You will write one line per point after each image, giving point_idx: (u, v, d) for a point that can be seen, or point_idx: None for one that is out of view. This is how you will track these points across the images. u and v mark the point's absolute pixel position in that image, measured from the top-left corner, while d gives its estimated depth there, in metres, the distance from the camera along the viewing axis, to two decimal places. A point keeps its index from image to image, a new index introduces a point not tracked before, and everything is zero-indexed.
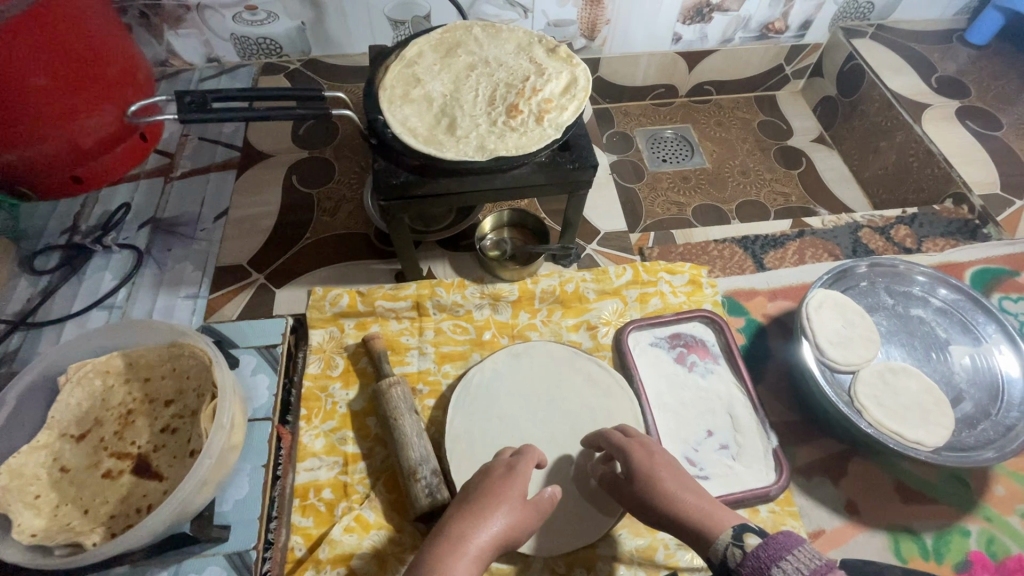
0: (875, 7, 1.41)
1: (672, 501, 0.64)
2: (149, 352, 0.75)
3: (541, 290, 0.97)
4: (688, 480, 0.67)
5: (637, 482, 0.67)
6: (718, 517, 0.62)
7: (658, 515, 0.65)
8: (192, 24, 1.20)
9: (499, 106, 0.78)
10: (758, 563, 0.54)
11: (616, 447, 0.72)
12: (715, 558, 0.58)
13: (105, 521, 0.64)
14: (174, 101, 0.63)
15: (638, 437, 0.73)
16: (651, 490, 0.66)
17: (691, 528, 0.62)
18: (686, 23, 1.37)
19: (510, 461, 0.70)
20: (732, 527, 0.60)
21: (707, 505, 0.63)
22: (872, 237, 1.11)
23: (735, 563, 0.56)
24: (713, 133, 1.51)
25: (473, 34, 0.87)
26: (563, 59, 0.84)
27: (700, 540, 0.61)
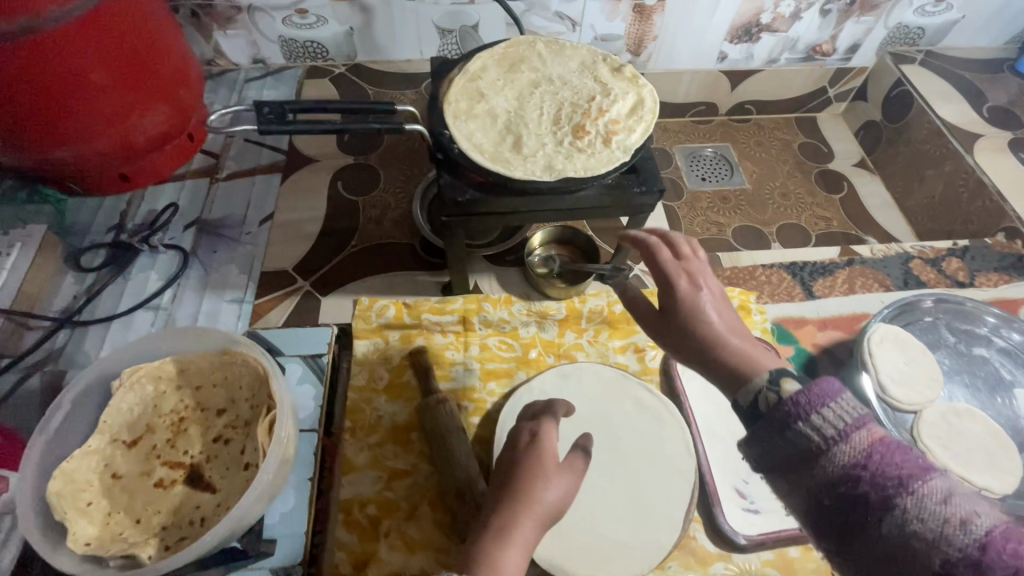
0: (925, 33, 1.39)
1: (715, 342, 0.50)
2: (200, 358, 0.74)
3: (589, 309, 0.95)
4: (736, 318, 0.53)
5: (677, 317, 0.53)
6: (761, 359, 0.48)
7: (686, 348, 0.52)
8: (241, 25, 1.19)
9: (564, 126, 0.78)
10: (790, 410, 0.42)
11: (661, 269, 0.56)
12: (743, 401, 0.46)
13: (158, 533, 0.63)
14: (256, 111, 0.73)
15: (693, 261, 0.56)
16: (694, 329, 0.52)
17: (721, 365, 0.49)
18: (733, 42, 1.35)
19: (535, 426, 0.62)
20: (769, 371, 0.46)
21: (756, 348, 0.49)
22: (923, 268, 1.09)
23: (766, 408, 0.44)
24: (753, 153, 1.47)
25: (536, 51, 0.87)
26: (629, 79, 0.84)
27: (730, 379, 0.48)
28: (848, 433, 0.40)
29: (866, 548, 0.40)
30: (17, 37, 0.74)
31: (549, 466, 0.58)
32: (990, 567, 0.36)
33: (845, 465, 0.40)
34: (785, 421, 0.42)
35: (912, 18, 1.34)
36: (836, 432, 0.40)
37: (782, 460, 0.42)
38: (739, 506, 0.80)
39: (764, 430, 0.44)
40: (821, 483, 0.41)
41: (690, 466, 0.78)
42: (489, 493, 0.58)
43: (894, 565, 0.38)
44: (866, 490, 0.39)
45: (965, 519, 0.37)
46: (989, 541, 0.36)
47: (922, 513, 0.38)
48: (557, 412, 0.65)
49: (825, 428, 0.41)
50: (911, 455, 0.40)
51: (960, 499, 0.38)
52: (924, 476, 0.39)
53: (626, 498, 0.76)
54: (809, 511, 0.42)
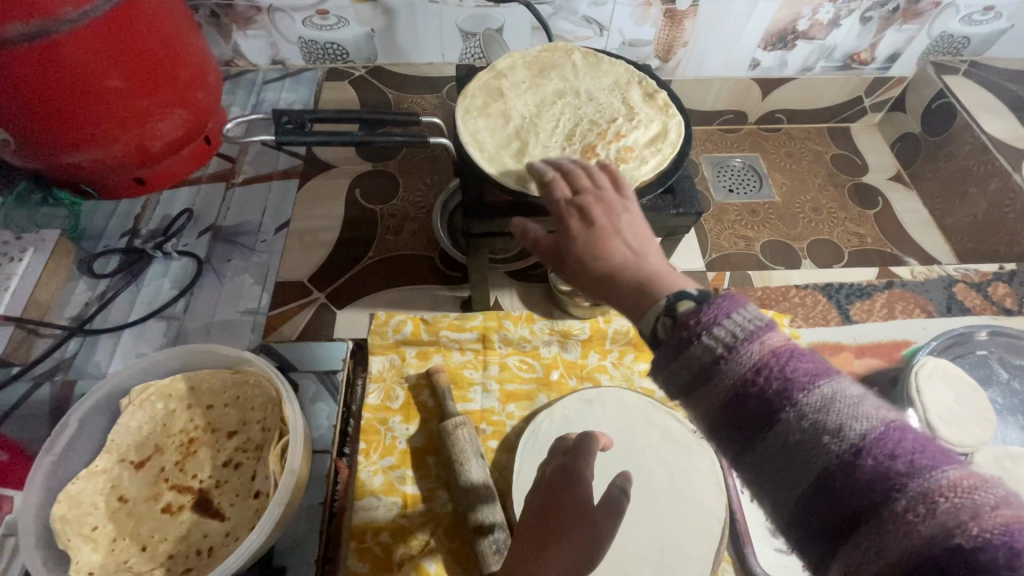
0: (970, 42, 1.27)
1: (613, 270, 0.48)
2: (212, 377, 0.73)
3: (614, 330, 0.91)
4: (649, 245, 0.50)
5: (576, 250, 0.51)
6: (670, 286, 0.44)
7: (586, 280, 0.49)
8: (261, 25, 1.17)
9: (576, 142, 0.74)
10: (685, 330, 0.39)
11: (560, 207, 0.55)
12: (645, 330, 0.43)
13: (163, 562, 0.62)
14: (274, 122, 0.72)
15: (590, 193, 0.55)
16: (593, 257, 0.49)
17: (628, 293, 0.46)
18: (767, 49, 1.25)
19: (565, 462, 0.57)
20: (668, 296, 0.42)
21: (653, 269, 0.46)
22: (968, 293, 1.04)
23: (663, 335, 0.40)
24: (784, 164, 1.34)
25: (571, 61, 0.84)
26: (659, 107, 0.78)
27: (633, 307, 0.45)
28: (738, 346, 0.36)
29: (753, 460, 0.36)
30: (31, 39, 0.71)
31: (583, 509, 0.52)
32: (862, 472, 0.33)
33: (735, 381, 0.36)
34: (678, 342, 0.39)
35: (957, 26, 1.23)
36: (727, 346, 0.37)
37: (677, 381, 0.39)
38: (770, 546, 0.76)
39: (662, 355, 0.40)
40: (710, 400, 0.37)
41: (719, 503, 0.74)
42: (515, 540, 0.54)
43: (779, 475, 0.35)
44: (754, 404, 0.36)
45: (843, 425, 0.34)
46: (864, 446, 0.33)
47: (803, 423, 0.34)
48: (592, 447, 0.58)
49: (718, 342, 0.37)
50: (804, 364, 0.36)
51: (844, 405, 0.34)
52: (809, 385, 0.35)
53: (652, 536, 0.72)
54: (708, 427, 0.39)
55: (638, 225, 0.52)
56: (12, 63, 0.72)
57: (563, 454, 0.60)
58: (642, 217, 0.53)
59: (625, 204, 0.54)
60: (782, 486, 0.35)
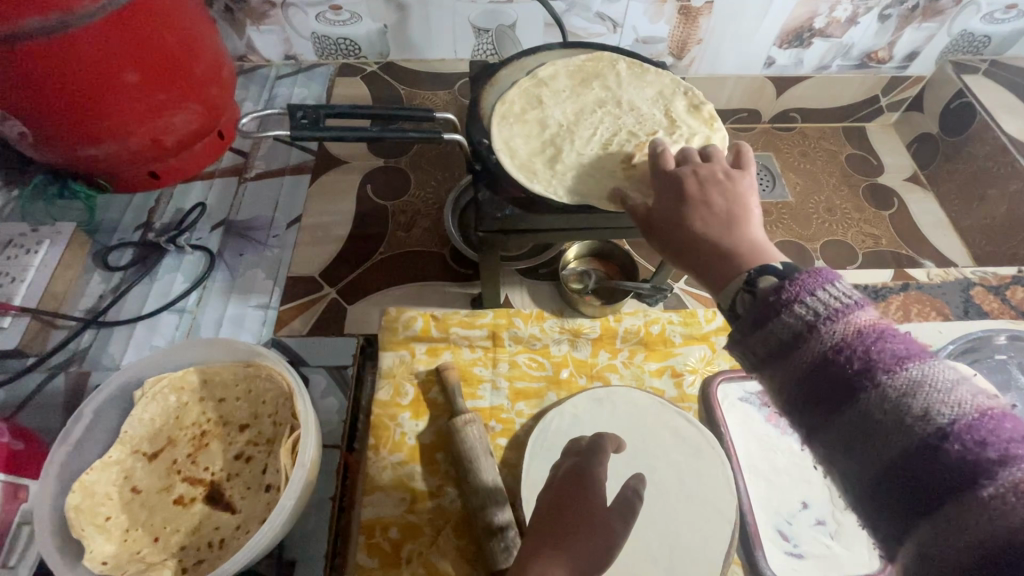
0: (991, 41, 1.25)
1: (697, 238, 0.52)
2: (224, 370, 0.73)
3: (624, 329, 0.91)
4: (745, 217, 0.52)
5: (667, 217, 0.56)
6: (756, 257, 0.48)
7: (678, 244, 0.54)
8: (275, 20, 1.17)
9: (611, 152, 0.76)
10: (769, 303, 0.41)
11: (660, 178, 0.60)
12: (728, 300, 0.46)
13: (176, 553, 0.63)
14: (289, 116, 0.72)
15: (699, 165, 0.59)
16: (681, 226, 0.54)
17: (707, 260, 0.50)
18: (783, 47, 1.23)
19: (579, 463, 0.58)
20: (750, 271, 0.46)
21: (739, 238, 0.50)
22: (986, 297, 1.02)
23: (743, 307, 0.44)
24: (798, 164, 1.31)
25: (618, 69, 0.85)
26: (704, 120, 0.80)
27: (715, 274, 0.49)
28: (824, 322, 0.38)
29: (832, 436, 0.38)
30: (50, 33, 0.72)
31: (598, 511, 0.52)
32: (947, 456, 0.34)
33: (818, 357, 0.38)
34: (758, 314, 0.42)
35: (978, 24, 1.21)
36: (813, 322, 0.39)
37: (758, 352, 0.42)
38: (780, 549, 0.75)
39: (744, 325, 0.43)
40: (790, 373, 0.39)
41: (729, 504, 0.73)
42: (528, 539, 0.53)
43: (857, 452, 0.37)
44: (836, 381, 0.37)
45: (931, 407, 0.35)
46: (952, 430, 0.34)
47: (887, 403, 0.36)
48: (605, 449, 0.60)
49: (802, 318, 0.39)
50: (894, 345, 0.37)
51: (935, 388, 0.35)
52: (896, 366, 0.36)
53: (662, 537, 0.71)
54: (784, 401, 0.41)
55: (735, 196, 0.55)
56: (32, 57, 0.73)
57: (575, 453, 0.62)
58: (749, 193, 0.55)
59: (731, 177, 0.57)
60: (860, 463, 0.37)
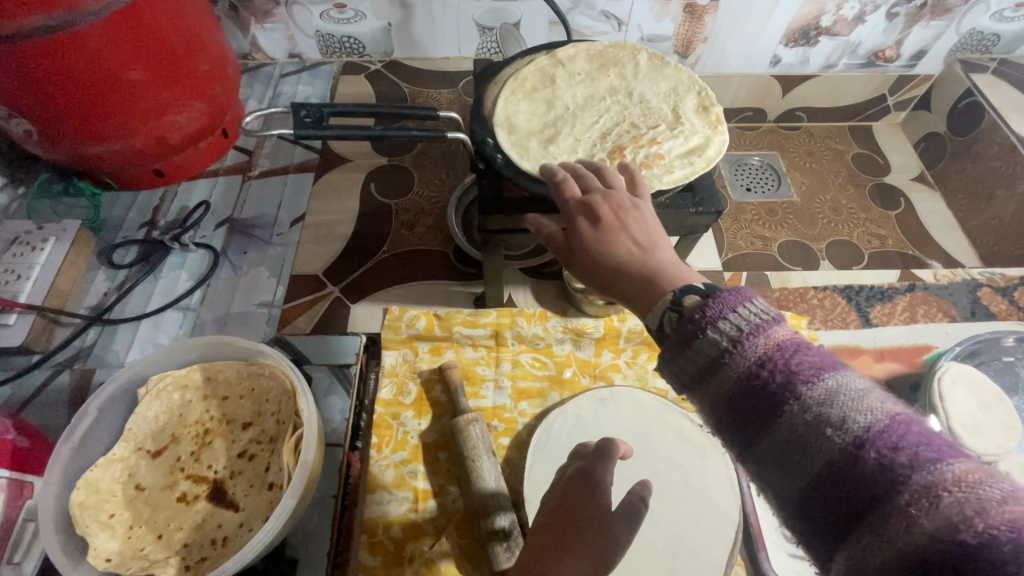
0: (999, 40, 1.24)
1: (620, 265, 0.49)
2: (227, 368, 0.74)
3: (628, 329, 0.90)
4: (657, 233, 0.51)
5: (586, 249, 0.51)
6: (675, 278, 0.46)
7: (599, 272, 0.50)
8: (279, 18, 1.17)
9: (609, 141, 0.76)
10: (690, 323, 0.40)
11: (567, 205, 0.55)
12: (653, 324, 0.44)
13: (179, 550, 0.63)
14: (292, 114, 0.72)
15: (599, 193, 0.54)
16: (601, 253, 0.50)
17: (637, 284, 0.47)
18: (789, 45, 1.22)
19: (585, 468, 0.55)
20: (674, 291, 0.44)
21: (659, 263, 0.48)
22: (993, 298, 1.02)
23: (671, 330, 0.42)
24: (804, 164, 1.30)
25: (637, 60, 0.86)
26: (711, 121, 0.79)
27: (642, 303, 0.47)
28: (743, 338, 0.38)
29: (760, 454, 0.37)
30: (54, 31, 0.72)
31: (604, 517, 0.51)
32: (866, 465, 0.33)
33: (739, 374, 0.37)
34: (683, 336, 0.40)
35: (987, 23, 1.19)
36: (733, 339, 0.38)
37: (684, 374, 0.40)
38: (784, 551, 0.75)
39: (670, 348, 0.41)
40: (716, 392, 0.38)
41: (733, 506, 0.73)
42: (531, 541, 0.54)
43: (784, 471, 0.36)
44: (758, 397, 0.36)
45: (846, 417, 0.34)
46: (867, 438, 0.33)
47: (807, 416, 0.35)
48: (613, 455, 0.56)
49: (723, 336, 0.38)
50: (809, 356, 0.36)
51: (849, 397, 0.35)
52: (813, 377, 0.35)
53: (664, 538, 0.71)
54: (715, 421, 0.40)
55: (648, 219, 0.52)
56: (36, 55, 0.73)
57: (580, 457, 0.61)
58: (650, 211, 0.53)
59: (635, 202, 0.53)
60: (787, 481, 0.36)
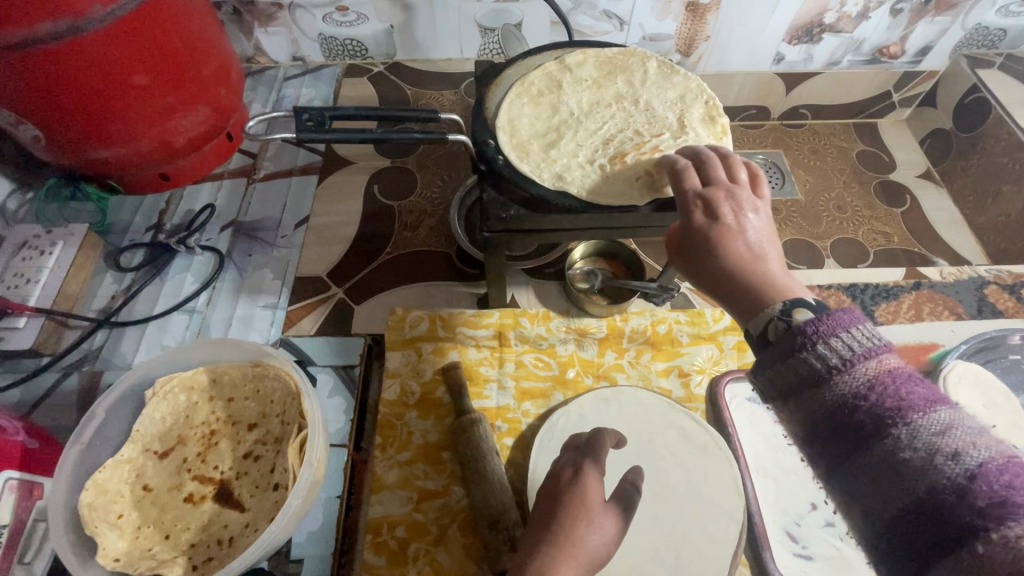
0: (1006, 34, 1.22)
1: (730, 266, 0.48)
2: (233, 370, 0.75)
3: (631, 329, 0.90)
4: (772, 242, 0.50)
5: (697, 239, 0.51)
6: (786, 286, 0.46)
7: (706, 270, 0.50)
8: (282, 22, 1.17)
9: (611, 147, 0.77)
10: (798, 337, 0.41)
11: (686, 195, 0.55)
12: (754, 329, 0.45)
13: (186, 550, 0.64)
14: (293, 119, 0.72)
15: (721, 187, 0.54)
16: (711, 251, 0.49)
17: (743, 288, 0.47)
18: (792, 43, 1.21)
19: (578, 461, 0.57)
20: (782, 302, 0.45)
21: (770, 274, 0.47)
22: (1000, 295, 1.02)
23: (775, 338, 0.43)
24: (808, 161, 1.30)
25: (647, 68, 0.86)
26: (716, 131, 0.78)
27: (741, 305, 0.47)
28: (854, 360, 0.39)
29: (855, 473, 0.39)
30: (60, 37, 0.73)
31: (594, 505, 0.53)
32: (977, 498, 0.34)
33: (845, 393, 0.39)
34: (792, 350, 0.41)
35: (993, 18, 1.18)
36: (841, 360, 0.40)
37: (784, 386, 0.42)
38: (788, 551, 0.74)
39: (771, 357, 0.43)
40: (816, 408, 0.40)
41: (737, 505, 0.73)
42: (528, 534, 0.53)
43: (879, 491, 0.37)
44: (862, 417, 0.38)
45: (959, 450, 0.36)
46: (979, 472, 0.35)
47: (915, 442, 0.37)
48: (602, 445, 0.60)
49: (834, 354, 0.40)
50: (919, 389, 0.38)
51: (961, 431, 0.37)
52: (925, 408, 0.38)
53: (668, 537, 0.71)
54: (806, 436, 0.41)
55: (763, 225, 0.51)
56: (43, 62, 0.74)
57: (577, 449, 0.61)
58: (769, 219, 0.52)
59: (754, 205, 0.52)
60: (882, 502, 0.37)
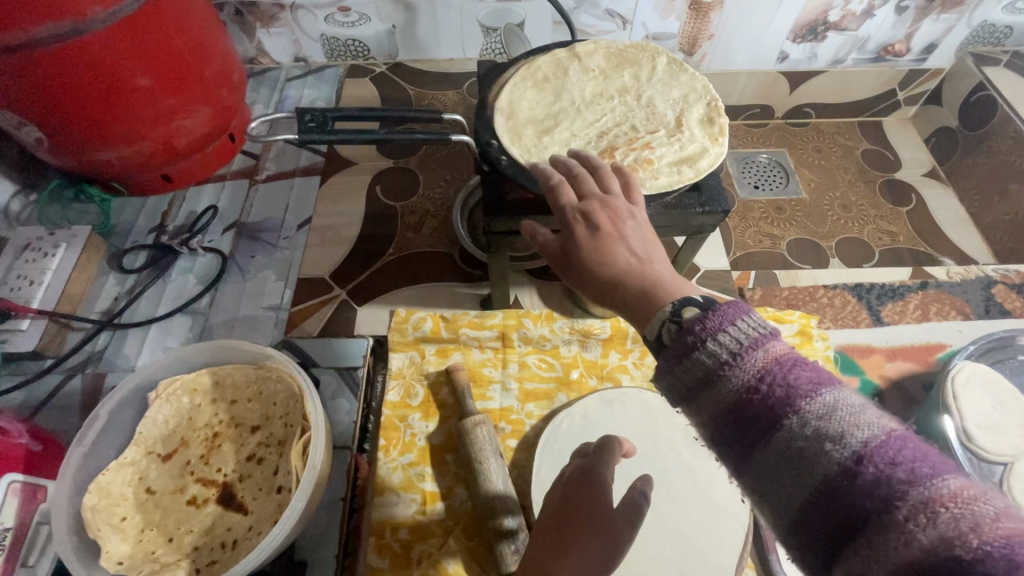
0: (1014, 32, 1.21)
1: (615, 276, 0.49)
2: (235, 372, 0.75)
3: (635, 330, 0.90)
4: (651, 245, 0.51)
5: (581, 252, 0.51)
6: (673, 287, 0.46)
7: (593, 282, 0.50)
8: (284, 23, 1.17)
9: (604, 140, 0.76)
10: (688, 336, 0.40)
11: (565, 209, 0.55)
12: (648, 335, 0.44)
13: (189, 553, 0.64)
14: (297, 120, 0.72)
15: (596, 198, 0.55)
16: (596, 263, 0.50)
17: (634, 295, 0.47)
18: (796, 41, 1.20)
19: (585, 466, 0.57)
20: (672, 303, 0.44)
21: (657, 278, 0.47)
22: (1007, 295, 1.01)
23: (669, 340, 0.42)
24: (813, 161, 1.29)
25: (651, 66, 0.85)
26: (712, 133, 0.77)
27: (635, 314, 0.47)
28: (742, 352, 0.38)
29: (758, 468, 0.37)
30: (62, 39, 0.73)
31: (601, 513, 0.52)
32: (864, 481, 0.33)
33: (737, 388, 0.37)
34: (681, 351, 0.40)
35: (1000, 15, 1.17)
36: (730, 354, 0.38)
37: (681, 387, 0.40)
38: None
39: (668, 359, 0.41)
40: (713, 406, 0.38)
41: (743, 508, 0.72)
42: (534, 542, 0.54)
43: (780, 485, 0.36)
44: (757, 410, 0.36)
45: (845, 431, 0.34)
46: (865, 453, 0.33)
47: (806, 429, 0.35)
48: (613, 452, 0.59)
49: (722, 348, 0.38)
50: (805, 372, 0.37)
51: (847, 412, 0.35)
52: (811, 392, 0.36)
53: (673, 541, 0.70)
54: (710, 434, 0.40)
55: (643, 231, 0.52)
56: (44, 64, 0.74)
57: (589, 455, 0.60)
58: (647, 223, 0.53)
59: (631, 210, 0.54)
60: (784, 497, 0.36)
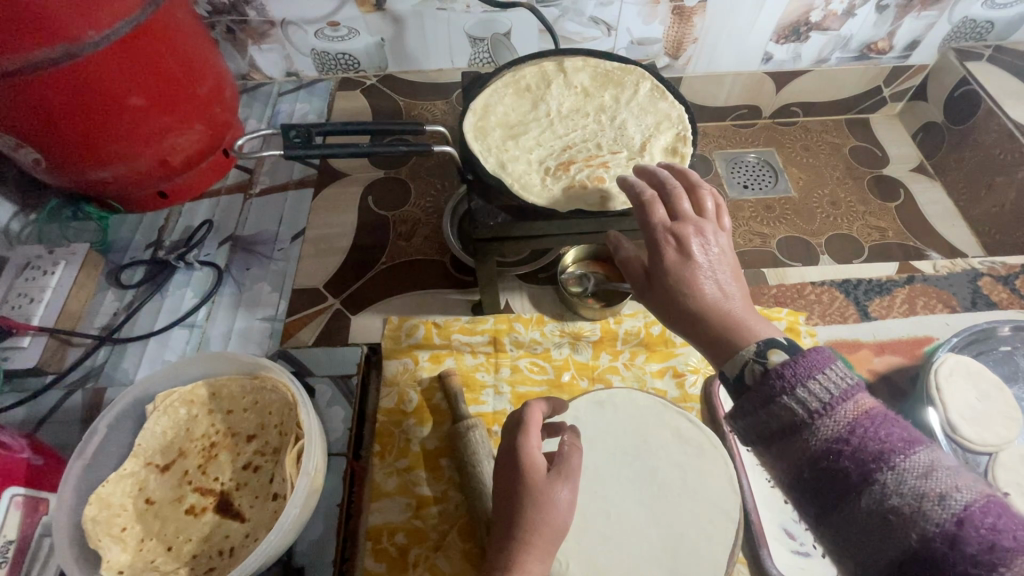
0: (995, 26, 1.22)
1: (700, 309, 0.50)
2: (232, 383, 0.76)
3: (625, 331, 0.92)
4: (737, 278, 0.52)
5: (668, 279, 0.52)
6: (755, 325, 0.48)
7: (677, 312, 0.51)
8: (275, 39, 1.20)
9: (565, 154, 0.78)
10: (775, 381, 0.42)
11: (655, 228, 0.54)
12: (730, 373, 0.47)
13: (188, 561, 0.65)
14: (282, 135, 0.73)
15: (688, 220, 0.54)
16: (684, 293, 0.50)
17: (716, 331, 0.49)
18: (779, 42, 1.22)
19: (506, 445, 0.60)
20: (757, 343, 0.46)
21: (739, 317, 0.49)
22: (993, 287, 1.03)
23: (753, 380, 0.44)
24: (800, 159, 1.30)
25: (635, 72, 0.87)
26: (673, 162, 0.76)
27: (717, 350, 0.49)
28: (833, 404, 0.40)
29: (847, 519, 0.40)
30: (57, 62, 0.75)
31: (540, 483, 0.56)
32: (967, 544, 0.36)
33: (828, 439, 0.40)
34: (766, 393, 0.43)
35: (980, 10, 1.18)
36: (821, 404, 0.41)
37: (765, 431, 0.43)
38: (788, 548, 0.75)
39: (750, 402, 0.44)
40: (802, 456, 0.41)
41: (733, 503, 0.73)
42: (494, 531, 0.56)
43: (870, 541, 0.39)
44: (848, 463, 0.39)
45: (944, 493, 0.37)
46: (965, 517, 0.37)
47: (902, 487, 0.38)
48: (533, 418, 0.61)
49: (812, 398, 0.41)
50: (896, 429, 0.40)
51: (942, 473, 0.38)
52: (906, 450, 0.39)
53: (665, 536, 0.71)
54: (795, 484, 0.42)
55: (725, 260, 0.53)
56: (41, 86, 0.76)
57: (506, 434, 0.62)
58: (732, 251, 0.54)
59: (719, 237, 0.54)
60: (873, 552, 0.39)
